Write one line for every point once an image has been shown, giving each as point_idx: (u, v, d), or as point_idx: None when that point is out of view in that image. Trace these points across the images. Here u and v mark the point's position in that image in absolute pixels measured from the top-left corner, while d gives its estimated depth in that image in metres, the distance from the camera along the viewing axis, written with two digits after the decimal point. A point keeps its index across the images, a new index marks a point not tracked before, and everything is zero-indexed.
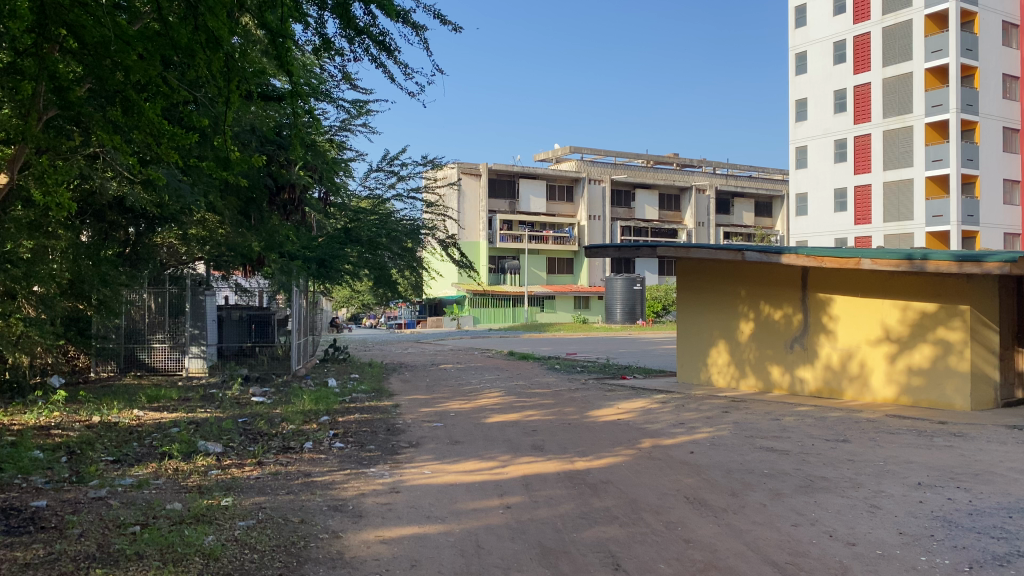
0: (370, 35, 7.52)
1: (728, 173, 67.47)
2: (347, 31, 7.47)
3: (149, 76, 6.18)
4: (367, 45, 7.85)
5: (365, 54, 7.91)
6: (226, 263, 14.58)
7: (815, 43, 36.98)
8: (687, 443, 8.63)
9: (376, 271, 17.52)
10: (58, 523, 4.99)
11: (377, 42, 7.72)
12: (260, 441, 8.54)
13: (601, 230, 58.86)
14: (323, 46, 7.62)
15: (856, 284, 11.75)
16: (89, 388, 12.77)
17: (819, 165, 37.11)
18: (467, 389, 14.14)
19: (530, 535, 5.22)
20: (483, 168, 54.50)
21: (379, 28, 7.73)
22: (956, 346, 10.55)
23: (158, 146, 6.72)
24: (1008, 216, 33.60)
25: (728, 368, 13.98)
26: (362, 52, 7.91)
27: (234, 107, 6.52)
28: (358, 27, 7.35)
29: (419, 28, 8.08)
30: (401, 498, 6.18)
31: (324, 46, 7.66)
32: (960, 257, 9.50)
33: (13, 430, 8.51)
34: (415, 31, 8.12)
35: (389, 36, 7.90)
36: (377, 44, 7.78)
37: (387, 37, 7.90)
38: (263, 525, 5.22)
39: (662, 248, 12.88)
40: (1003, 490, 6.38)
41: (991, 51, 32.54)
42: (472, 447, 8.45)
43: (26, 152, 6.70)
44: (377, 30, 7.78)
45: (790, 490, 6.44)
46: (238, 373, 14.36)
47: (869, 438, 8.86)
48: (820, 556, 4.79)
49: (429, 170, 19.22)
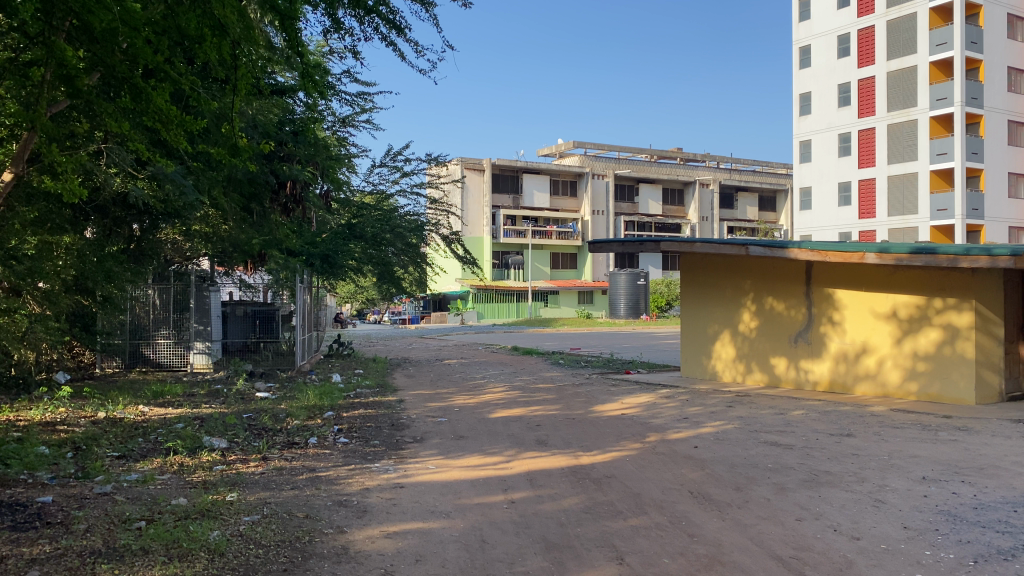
0: (380, 14, 7.61)
1: (732, 167, 67.37)
2: (358, 10, 7.57)
3: (156, 65, 6.22)
4: (377, 24, 7.97)
5: (375, 33, 8.04)
6: (230, 256, 14.69)
7: (819, 36, 36.75)
8: (692, 438, 8.60)
9: (380, 267, 17.51)
10: (64, 518, 5.01)
11: (387, 21, 7.86)
12: (265, 437, 8.55)
13: (605, 225, 58.76)
14: (335, 26, 7.72)
15: (860, 275, 11.74)
16: (94, 384, 12.84)
17: (824, 158, 36.93)
18: (472, 385, 14.15)
19: (534, 530, 5.21)
20: (487, 163, 54.60)
21: (388, 8, 7.84)
22: (963, 331, 10.46)
23: (167, 130, 6.70)
24: (1013, 208, 33.41)
25: (733, 363, 13.95)
26: (372, 31, 8.04)
27: (242, 96, 6.57)
28: (368, 8, 7.47)
29: (429, 4, 8.17)
30: (404, 493, 6.18)
31: (335, 26, 7.73)
32: (966, 248, 9.40)
33: (19, 426, 8.55)
34: (423, 8, 8.23)
35: (399, 14, 8.02)
36: (386, 23, 7.89)
37: (397, 16, 8.02)
38: (269, 520, 5.24)
39: (666, 242, 12.84)
40: (1008, 484, 6.37)
41: (996, 44, 32.34)
42: (475, 442, 8.45)
43: (35, 140, 6.65)
44: (387, 9, 7.88)
45: (794, 485, 6.43)
46: (242, 368, 14.21)
47: (873, 432, 8.83)
48: (825, 551, 4.78)
49: (435, 167, 19.31)
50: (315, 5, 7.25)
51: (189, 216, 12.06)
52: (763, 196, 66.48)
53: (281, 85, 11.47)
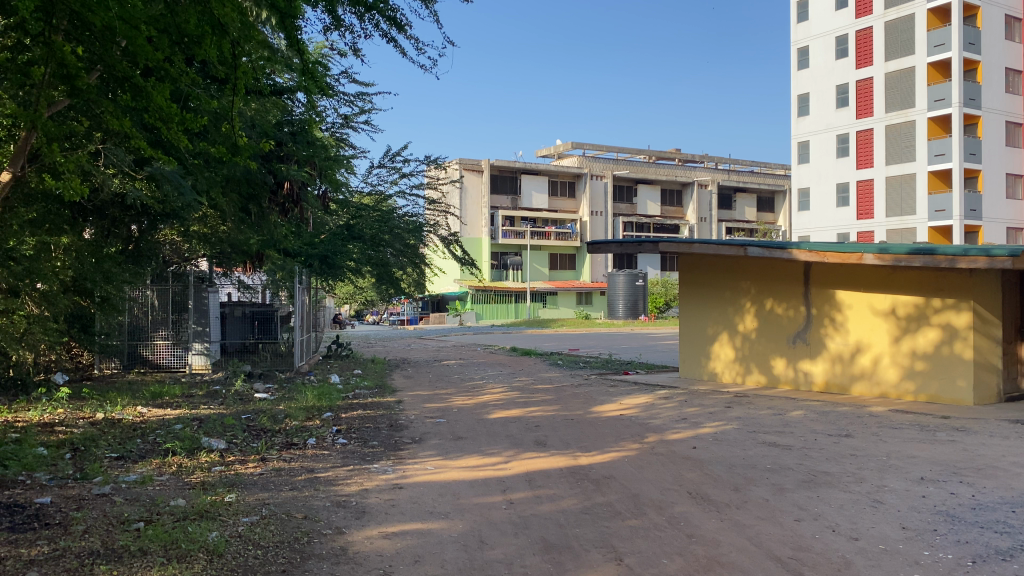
0: (380, 11, 7.62)
1: (730, 167, 67.45)
2: (358, 8, 7.57)
3: (156, 62, 6.20)
4: (378, 21, 7.96)
5: (376, 30, 8.04)
6: (229, 257, 14.75)
7: (817, 38, 36.83)
8: (690, 439, 8.61)
9: (379, 268, 17.54)
10: (63, 519, 5.01)
11: (387, 18, 7.86)
12: (263, 437, 8.57)
13: (604, 226, 58.82)
14: (335, 24, 7.72)
15: (857, 276, 11.76)
16: (93, 385, 12.82)
17: (822, 159, 37.00)
18: (470, 386, 14.18)
19: (533, 531, 5.21)
20: (485, 164, 54.63)
21: (388, 5, 7.85)
22: (960, 331, 10.49)
23: (167, 128, 6.69)
24: (1011, 209, 33.44)
25: (731, 364, 13.96)
26: (372, 28, 8.04)
27: (242, 94, 6.56)
28: (369, 5, 7.46)
29: (429, 2, 8.19)
30: (403, 494, 6.19)
31: (335, 23, 7.73)
32: (964, 249, 9.40)
33: (17, 427, 8.56)
34: (424, 5, 8.24)
35: (400, 12, 8.03)
36: (387, 20, 7.89)
37: (398, 13, 8.03)
38: (267, 521, 5.23)
39: (664, 244, 12.85)
40: (1006, 485, 6.38)
41: (994, 45, 32.40)
42: (474, 443, 8.47)
43: (32, 141, 6.67)
44: (389, 7, 7.90)
45: (793, 485, 6.44)
46: (241, 369, 14.20)
47: (871, 433, 8.84)
48: (824, 551, 4.79)
49: (433, 168, 19.33)
50: (315, 3, 7.26)
51: (187, 216, 12.06)
52: (761, 196, 66.50)
53: (280, 85, 11.47)
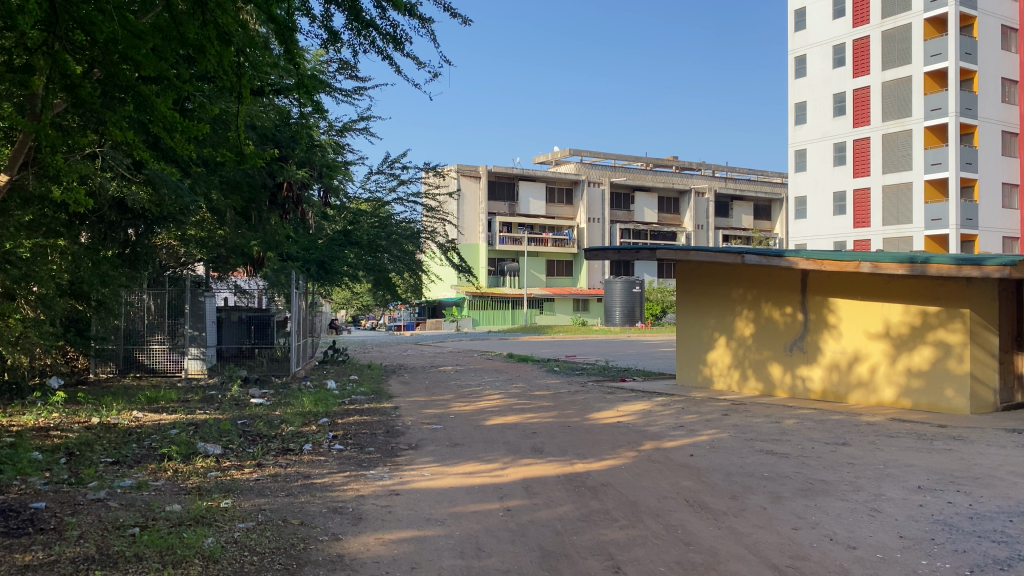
0: (377, 27, 7.63)
1: (727, 176, 67.61)
2: (355, 24, 7.58)
3: (159, 71, 6.19)
4: (375, 39, 8.00)
5: (373, 46, 8.06)
6: (226, 262, 14.87)
7: (816, 46, 37.01)
8: (687, 446, 8.61)
9: (376, 274, 17.42)
10: (57, 524, 4.98)
11: (385, 34, 7.88)
12: (260, 443, 8.56)
13: (602, 233, 59.03)
14: (332, 37, 7.73)
15: (855, 285, 11.77)
16: (88, 389, 12.81)
17: (819, 167, 37.13)
18: (467, 392, 14.21)
19: (529, 538, 5.20)
20: (483, 170, 54.65)
21: (387, 21, 7.90)
22: (955, 348, 10.56)
23: (170, 138, 6.70)
24: (1007, 219, 33.53)
25: (728, 370, 13.98)
26: (370, 45, 8.06)
27: (246, 105, 6.63)
28: (367, 21, 7.46)
29: (426, 20, 8.29)
30: (400, 500, 6.17)
31: (331, 37, 7.74)
32: (959, 261, 9.42)
33: (12, 430, 8.55)
34: (422, 23, 8.31)
35: (399, 28, 8.07)
36: (386, 36, 7.92)
37: (396, 29, 8.03)
38: (263, 527, 5.21)
39: (662, 250, 12.83)
40: (1003, 494, 6.38)
41: (990, 55, 32.60)
42: (471, 449, 8.47)
43: (28, 145, 6.63)
44: (389, 24, 7.97)
45: (790, 494, 6.43)
46: (237, 374, 14.23)
47: (868, 441, 8.84)
48: (821, 560, 4.78)
49: (430, 175, 19.33)
50: (312, 14, 7.28)
51: (184, 219, 12.02)
52: (758, 205, 66.68)
53: (279, 90, 11.45)
